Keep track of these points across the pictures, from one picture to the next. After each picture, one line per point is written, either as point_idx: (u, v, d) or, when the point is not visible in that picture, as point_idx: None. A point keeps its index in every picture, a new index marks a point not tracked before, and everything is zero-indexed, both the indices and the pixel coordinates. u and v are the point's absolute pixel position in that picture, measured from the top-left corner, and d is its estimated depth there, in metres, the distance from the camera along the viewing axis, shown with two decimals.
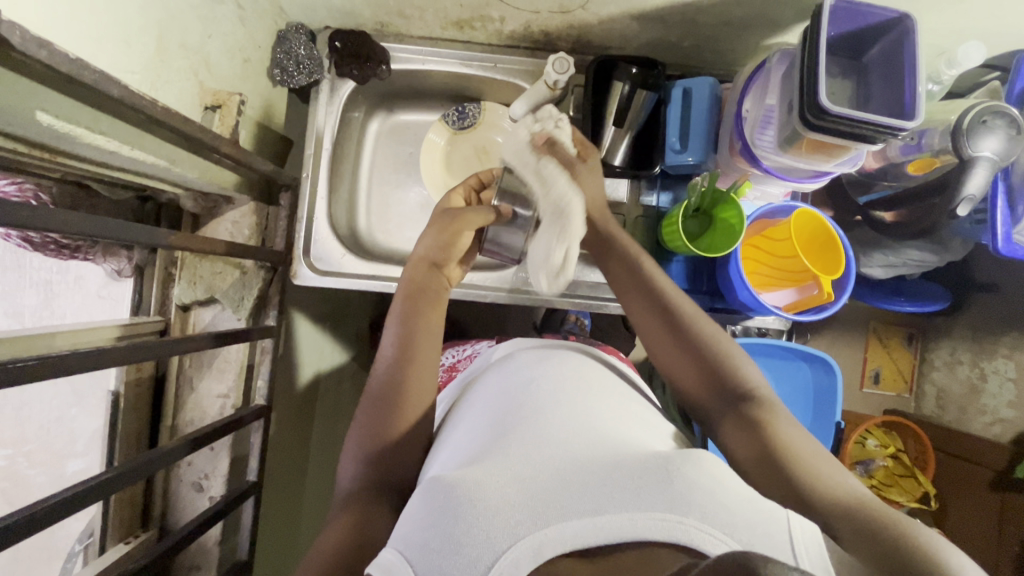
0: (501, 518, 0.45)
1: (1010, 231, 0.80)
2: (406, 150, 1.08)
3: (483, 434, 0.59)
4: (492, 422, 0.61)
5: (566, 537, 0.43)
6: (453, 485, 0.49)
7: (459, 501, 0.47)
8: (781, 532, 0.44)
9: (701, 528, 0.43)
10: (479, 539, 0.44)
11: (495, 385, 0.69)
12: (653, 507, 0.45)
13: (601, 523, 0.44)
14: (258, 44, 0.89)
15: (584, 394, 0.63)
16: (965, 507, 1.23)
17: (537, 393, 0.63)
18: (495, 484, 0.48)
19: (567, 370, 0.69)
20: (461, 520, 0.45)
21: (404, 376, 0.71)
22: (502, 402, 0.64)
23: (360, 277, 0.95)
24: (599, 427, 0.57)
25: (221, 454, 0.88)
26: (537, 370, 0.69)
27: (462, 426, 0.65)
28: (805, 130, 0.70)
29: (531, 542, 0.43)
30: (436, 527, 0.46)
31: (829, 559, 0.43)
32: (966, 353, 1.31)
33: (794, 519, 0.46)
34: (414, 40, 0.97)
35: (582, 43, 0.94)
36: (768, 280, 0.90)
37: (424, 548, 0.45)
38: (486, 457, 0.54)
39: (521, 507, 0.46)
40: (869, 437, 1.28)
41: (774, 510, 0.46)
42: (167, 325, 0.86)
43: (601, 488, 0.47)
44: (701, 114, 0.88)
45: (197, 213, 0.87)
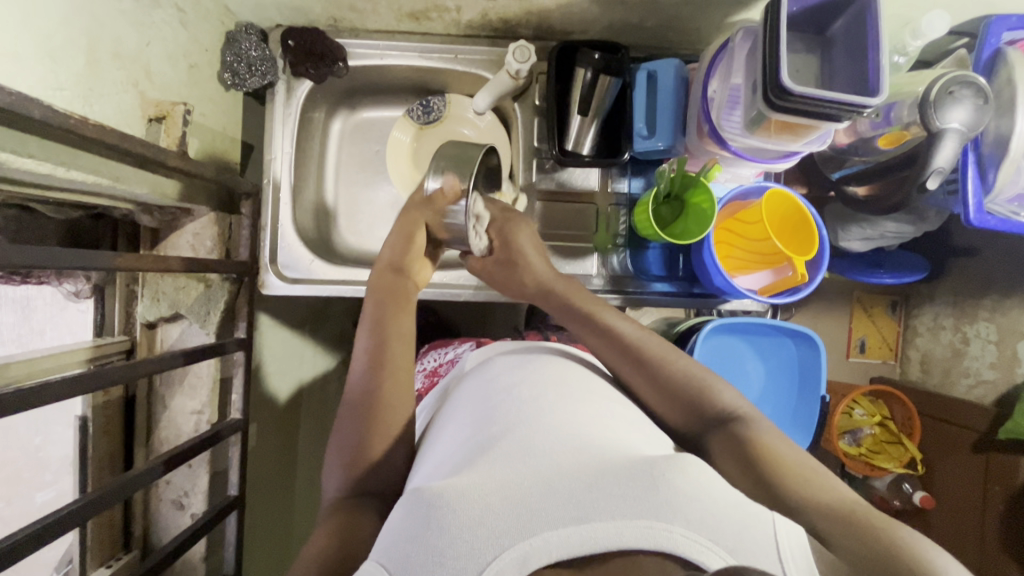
0: (487, 528, 0.44)
1: (980, 201, 0.80)
2: (371, 148, 1.06)
3: (467, 443, 0.58)
4: (476, 431, 0.59)
5: (550, 546, 0.43)
6: (436, 496, 0.48)
7: (441, 512, 0.46)
8: (765, 537, 0.43)
9: (686, 535, 0.43)
10: (464, 549, 0.43)
11: (477, 391, 0.68)
12: (639, 514, 0.44)
13: (587, 532, 0.44)
14: (205, 47, 0.85)
15: (568, 397, 0.62)
16: (948, 469, 1.25)
17: (519, 399, 0.62)
18: (479, 492, 0.47)
19: (550, 373, 0.67)
20: (443, 533, 0.45)
21: (381, 380, 0.70)
22: (484, 410, 0.63)
23: (331, 282, 0.93)
24: (582, 431, 0.56)
25: (200, 471, 0.87)
26: (521, 376, 0.67)
27: (444, 435, 0.64)
28: (769, 112, 0.68)
29: (516, 552, 0.43)
30: (419, 538, 0.46)
31: (812, 559, 0.44)
32: (948, 319, 1.32)
33: (781, 525, 0.45)
34: (370, 34, 0.94)
35: (543, 29, 0.92)
36: (740, 264, 0.89)
37: (406, 560, 0.44)
38: (470, 466, 0.53)
39: (506, 515, 0.45)
40: (856, 407, 1.30)
41: (758, 512, 0.46)
42: (133, 344, 0.84)
43: (587, 493, 0.46)
44: (667, 95, 0.86)
45: (156, 227, 0.85)
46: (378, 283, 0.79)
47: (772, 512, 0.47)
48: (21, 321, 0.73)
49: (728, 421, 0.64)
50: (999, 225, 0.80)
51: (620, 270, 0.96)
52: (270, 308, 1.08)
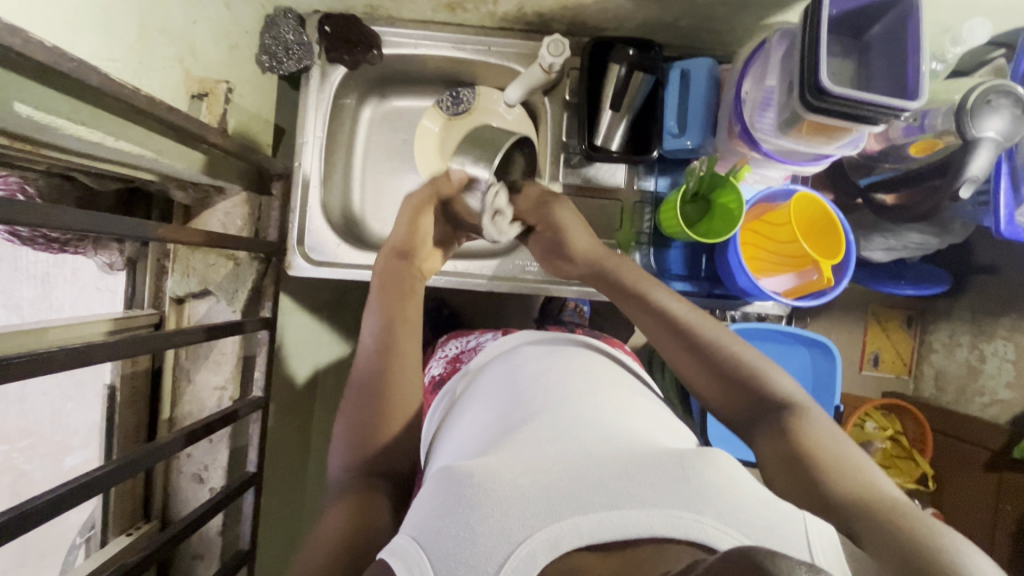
0: (519, 508, 0.45)
1: (1012, 213, 0.79)
2: (399, 137, 1.07)
3: (497, 425, 0.59)
4: (505, 414, 0.60)
5: (581, 530, 0.44)
6: (467, 475, 0.49)
7: (474, 492, 0.47)
8: (796, 532, 0.43)
9: (717, 526, 0.43)
10: (496, 530, 0.44)
11: (503, 376, 0.69)
12: (669, 503, 0.45)
13: (618, 518, 0.44)
14: (246, 29, 0.86)
15: (593, 386, 0.63)
16: (961, 486, 1.24)
17: (547, 385, 0.62)
18: (510, 474, 0.48)
19: (577, 362, 0.68)
20: (475, 510, 0.46)
21: (390, 364, 0.71)
22: (512, 394, 0.63)
23: (354, 267, 0.94)
24: (610, 421, 0.57)
25: (220, 445, 0.88)
26: (546, 363, 0.68)
27: (470, 418, 0.65)
28: (804, 113, 0.68)
29: (547, 535, 0.44)
30: (449, 516, 0.46)
31: (845, 561, 0.43)
32: (965, 335, 1.31)
33: (812, 523, 0.45)
34: (405, 23, 0.95)
35: (577, 25, 0.92)
36: (768, 266, 0.88)
37: (438, 536, 0.45)
38: (499, 448, 0.53)
39: (536, 498, 0.46)
40: (868, 420, 1.29)
41: (790, 510, 0.46)
42: (161, 318, 0.85)
43: (616, 482, 0.47)
44: (699, 95, 0.87)
45: (189, 203, 0.87)
46: (385, 269, 0.80)
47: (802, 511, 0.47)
48: (40, 295, 0.75)
49: (777, 404, 0.64)
50: None
51: (642, 267, 0.96)
52: (292, 291, 1.09)
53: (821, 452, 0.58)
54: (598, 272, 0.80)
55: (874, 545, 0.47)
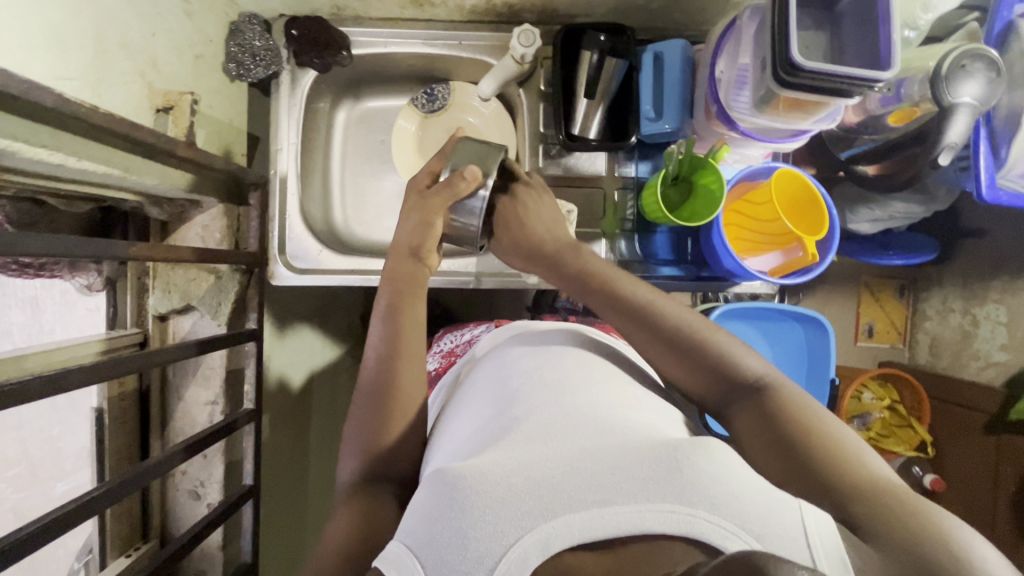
0: (511, 508, 0.45)
1: (993, 177, 0.79)
2: (376, 138, 1.06)
3: (486, 428, 0.58)
4: (497, 414, 0.59)
5: (572, 530, 0.44)
6: (457, 477, 0.49)
7: (464, 494, 0.47)
8: (794, 525, 0.43)
9: (710, 519, 0.43)
10: (488, 531, 0.44)
11: (495, 374, 0.68)
12: (662, 497, 0.45)
13: (609, 514, 0.44)
14: (211, 38, 0.85)
15: (588, 380, 0.62)
16: (959, 450, 1.27)
17: (539, 384, 0.62)
18: (502, 473, 0.48)
19: (568, 357, 0.67)
20: (466, 513, 0.46)
21: (396, 372, 0.70)
22: (505, 393, 0.63)
23: (339, 272, 0.93)
24: (605, 412, 0.56)
25: (215, 460, 0.87)
26: (539, 360, 0.67)
27: (462, 416, 0.64)
28: (778, 89, 0.67)
29: (539, 535, 0.44)
30: (442, 521, 0.46)
31: (849, 565, 0.42)
32: (957, 301, 1.31)
33: (808, 512, 0.44)
34: (373, 22, 0.94)
35: (547, 13, 0.91)
36: (750, 246, 0.88)
37: (432, 542, 0.45)
38: (491, 449, 0.53)
39: (529, 496, 0.46)
40: (865, 391, 1.29)
41: (784, 498, 0.46)
42: (146, 336, 0.84)
43: (609, 476, 0.47)
44: (674, 77, 0.85)
45: (166, 218, 0.86)
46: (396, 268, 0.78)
47: (798, 500, 0.46)
48: (29, 321, 0.78)
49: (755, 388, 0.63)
50: (1011, 201, 0.80)
51: (628, 255, 0.95)
52: (280, 300, 1.08)
53: (804, 430, 0.57)
54: (548, 262, 0.80)
55: (871, 535, 0.46)
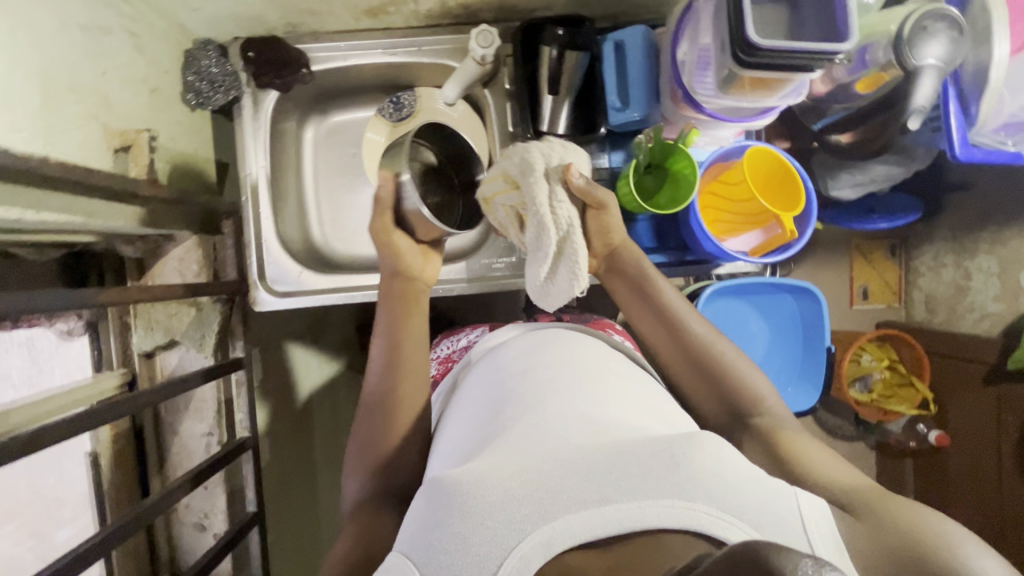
0: (509, 512, 0.45)
1: (965, 136, 0.79)
2: (347, 152, 1.05)
3: (486, 430, 0.58)
4: (495, 416, 0.59)
5: (572, 530, 0.44)
6: (455, 485, 0.49)
7: (462, 501, 0.47)
8: (789, 514, 0.44)
9: (710, 511, 0.43)
10: (486, 537, 0.44)
11: (493, 375, 0.68)
12: (661, 492, 0.44)
13: (608, 513, 0.44)
14: (165, 69, 0.84)
15: (583, 379, 0.62)
16: (961, 404, 1.26)
17: (537, 382, 0.62)
18: (499, 478, 0.48)
19: (566, 355, 0.67)
20: (465, 519, 0.46)
21: (395, 385, 0.71)
22: (504, 393, 0.63)
23: (323, 291, 0.92)
24: (601, 410, 0.56)
25: (216, 491, 0.88)
26: (537, 358, 0.67)
27: (462, 422, 0.65)
28: (740, 70, 0.67)
29: (538, 538, 0.44)
30: (441, 527, 0.47)
31: (845, 556, 0.43)
32: (949, 256, 1.31)
33: (803, 499, 0.46)
34: (330, 36, 0.92)
35: (504, 11, 0.90)
36: (729, 227, 0.88)
37: (431, 549, 0.46)
38: (489, 451, 0.53)
39: (525, 500, 0.46)
40: (863, 354, 1.32)
41: (779, 487, 0.46)
42: (133, 376, 0.85)
43: (606, 475, 0.46)
44: (637, 63, 0.84)
45: (141, 256, 0.86)
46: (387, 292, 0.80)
47: (795, 487, 0.47)
48: (29, 364, 0.72)
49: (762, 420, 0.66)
50: (985, 157, 0.80)
51: None
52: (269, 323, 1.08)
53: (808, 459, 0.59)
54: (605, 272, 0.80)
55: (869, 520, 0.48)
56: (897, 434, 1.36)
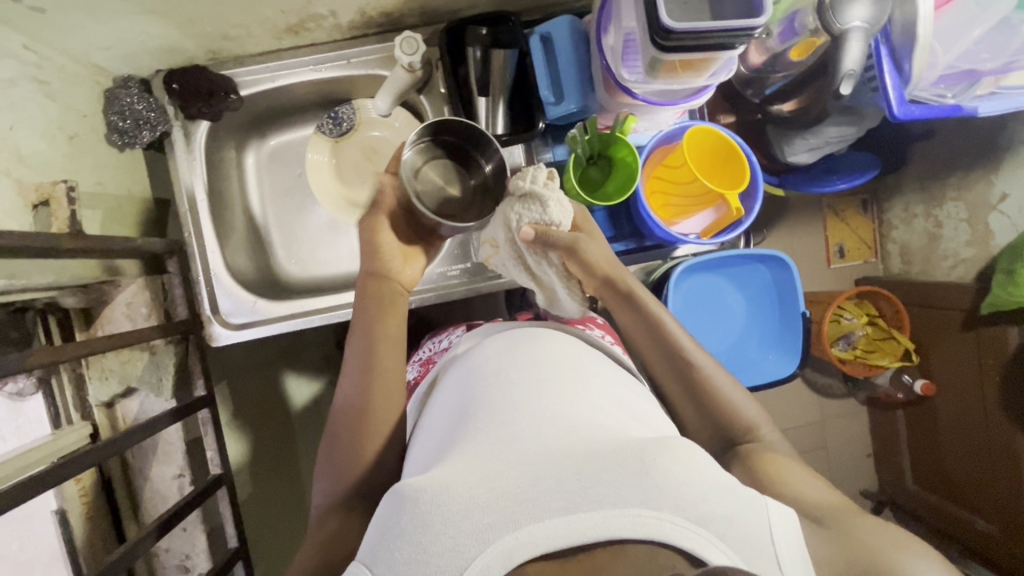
0: (472, 521, 0.43)
1: (902, 94, 0.78)
2: (293, 172, 1.03)
3: (455, 433, 0.55)
4: (464, 419, 0.56)
5: (536, 540, 0.42)
6: (418, 492, 0.46)
7: (424, 509, 0.45)
8: (759, 529, 0.43)
9: (676, 520, 0.42)
10: (449, 546, 0.43)
11: (464, 376, 0.64)
12: (628, 502, 0.43)
13: (573, 522, 0.42)
14: (83, 113, 0.81)
15: (561, 378, 0.59)
16: (943, 352, 1.25)
17: (511, 382, 0.58)
18: (464, 485, 0.45)
19: (542, 351, 0.64)
20: (427, 528, 0.44)
21: (369, 388, 0.66)
22: (476, 393, 0.59)
23: (280, 318, 0.90)
24: (579, 411, 0.54)
25: (195, 531, 0.88)
26: (511, 356, 0.63)
27: (433, 426, 0.61)
28: (661, 55, 0.65)
29: (501, 548, 0.42)
30: (403, 536, 0.44)
31: (811, 565, 0.44)
32: (919, 206, 1.31)
33: (773, 510, 0.46)
34: (255, 58, 0.90)
35: (428, 14, 0.88)
36: (679, 210, 0.87)
37: (392, 558, 0.44)
38: (456, 455, 0.51)
39: (490, 508, 0.44)
40: (844, 313, 1.30)
41: (752, 497, 0.46)
42: (95, 428, 0.84)
43: (574, 482, 0.44)
44: (566, 54, 0.83)
45: (86, 305, 0.84)
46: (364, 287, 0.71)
47: (764, 496, 0.47)
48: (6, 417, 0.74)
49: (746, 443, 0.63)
50: (924, 115, 0.79)
51: None
52: None
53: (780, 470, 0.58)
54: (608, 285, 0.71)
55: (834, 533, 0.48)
56: (884, 386, 1.35)
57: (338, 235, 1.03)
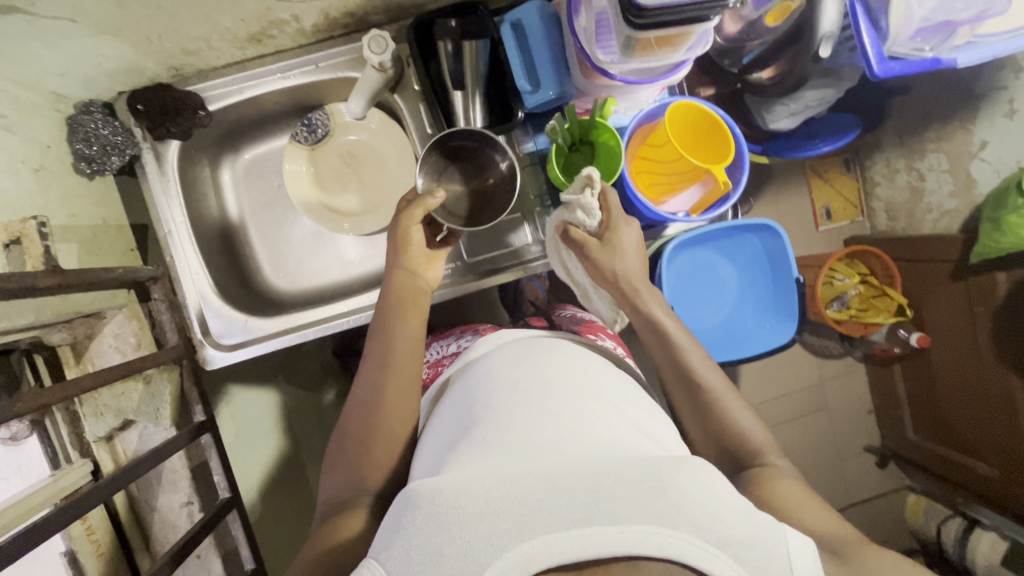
0: (487, 527, 0.42)
1: (880, 51, 0.78)
2: (271, 184, 1.00)
3: (465, 442, 0.54)
4: (476, 428, 0.55)
5: (551, 550, 0.41)
6: (433, 494, 0.45)
7: (441, 512, 0.44)
8: (777, 552, 0.42)
9: (693, 541, 0.41)
10: (464, 550, 0.41)
11: (473, 385, 0.63)
12: (644, 518, 0.42)
13: (589, 536, 0.41)
14: (47, 144, 0.79)
15: (573, 394, 0.58)
16: (935, 304, 1.25)
17: (523, 395, 0.58)
18: (479, 488, 0.44)
19: (552, 363, 0.63)
20: (442, 531, 0.43)
21: (382, 384, 0.67)
22: (487, 402, 0.58)
23: (271, 335, 0.88)
24: (595, 428, 0.53)
25: (210, 556, 0.88)
26: (522, 368, 0.62)
27: (441, 432, 0.60)
28: (636, 33, 0.64)
29: (517, 554, 0.41)
30: (418, 536, 0.43)
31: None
32: (900, 161, 1.31)
33: (791, 536, 0.44)
34: (219, 71, 0.87)
35: (394, 10, 0.85)
36: (667, 189, 0.86)
37: (406, 559, 0.42)
38: (469, 462, 0.50)
39: (506, 514, 0.43)
40: (835, 274, 1.31)
41: (768, 521, 0.45)
42: (97, 464, 0.82)
43: (590, 495, 0.43)
44: (539, 40, 0.81)
45: (72, 341, 0.82)
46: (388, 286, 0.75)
47: (781, 523, 0.46)
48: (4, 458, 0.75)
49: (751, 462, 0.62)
50: (903, 70, 0.78)
51: None
52: None
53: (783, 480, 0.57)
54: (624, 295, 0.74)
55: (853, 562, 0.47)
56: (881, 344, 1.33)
57: (323, 244, 1.01)
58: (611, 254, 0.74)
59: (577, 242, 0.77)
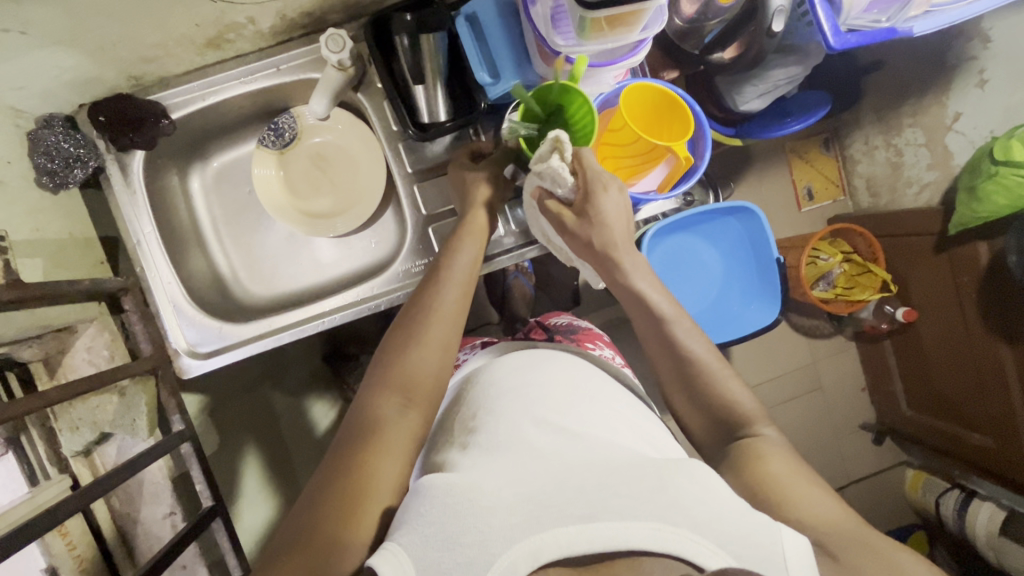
0: (501, 518, 0.42)
1: (835, 24, 0.78)
2: (243, 191, 1.00)
3: (477, 444, 0.55)
4: (488, 430, 0.56)
5: (561, 542, 0.41)
6: (449, 485, 0.46)
7: (457, 501, 0.44)
8: (774, 550, 0.42)
9: (696, 537, 0.41)
10: (479, 538, 0.41)
11: (481, 389, 0.64)
12: (648, 515, 0.42)
13: (595, 531, 0.41)
14: (7, 159, 0.78)
15: (580, 402, 0.59)
16: (923, 278, 1.25)
17: (533, 400, 0.59)
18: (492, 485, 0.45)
19: (558, 370, 0.64)
20: (456, 519, 0.43)
21: (404, 356, 0.62)
22: (497, 406, 0.59)
23: (249, 341, 0.88)
24: (603, 437, 0.54)
25: (197, 566, 0.88)
26: (530, 373, 0.63)
27: (451, 436, 0.61)
28: (586, 13, 0.63)
29: (527, 545, 0.41)
30: (435, 523, 0.43)
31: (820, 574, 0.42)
32: (879, 137, 1.31)
33: (787, 534, 0.43)
34: (180, 78, 0.87)
35: (351, 7, 0.85)
36: (632, 171, 0.85)
37: (423, 543, 0.42)
38: (483, 463, 0.51)
39: (517, 509, 0.43)
40: (819, 254, 1.29)
41: (765, 520, 0.44)
42: (75, 478, 0.82)
43: (597, 493, 0.44)
44: (495, 30, 0.80)
45: (43, 356, 0.82)
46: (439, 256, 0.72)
47: (777, 521, 0.45)
48: None
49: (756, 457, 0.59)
50: (860, 41, 0.78)
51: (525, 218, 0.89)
52: None
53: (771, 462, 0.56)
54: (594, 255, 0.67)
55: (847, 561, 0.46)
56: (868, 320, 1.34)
57: (297, 248, 1.00)
58: (594, 226, 0.65)
59: (553, 216, 0.69)
